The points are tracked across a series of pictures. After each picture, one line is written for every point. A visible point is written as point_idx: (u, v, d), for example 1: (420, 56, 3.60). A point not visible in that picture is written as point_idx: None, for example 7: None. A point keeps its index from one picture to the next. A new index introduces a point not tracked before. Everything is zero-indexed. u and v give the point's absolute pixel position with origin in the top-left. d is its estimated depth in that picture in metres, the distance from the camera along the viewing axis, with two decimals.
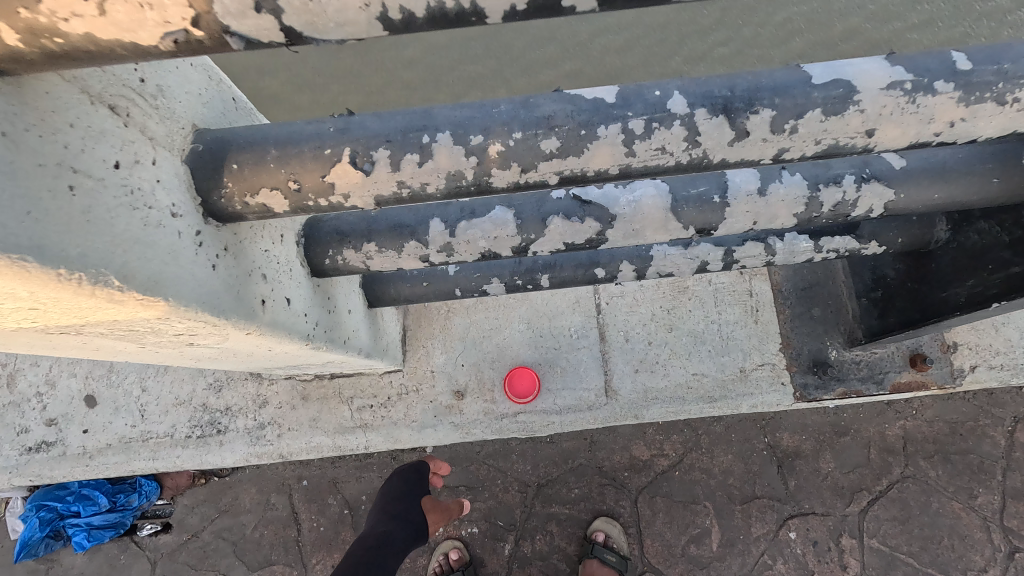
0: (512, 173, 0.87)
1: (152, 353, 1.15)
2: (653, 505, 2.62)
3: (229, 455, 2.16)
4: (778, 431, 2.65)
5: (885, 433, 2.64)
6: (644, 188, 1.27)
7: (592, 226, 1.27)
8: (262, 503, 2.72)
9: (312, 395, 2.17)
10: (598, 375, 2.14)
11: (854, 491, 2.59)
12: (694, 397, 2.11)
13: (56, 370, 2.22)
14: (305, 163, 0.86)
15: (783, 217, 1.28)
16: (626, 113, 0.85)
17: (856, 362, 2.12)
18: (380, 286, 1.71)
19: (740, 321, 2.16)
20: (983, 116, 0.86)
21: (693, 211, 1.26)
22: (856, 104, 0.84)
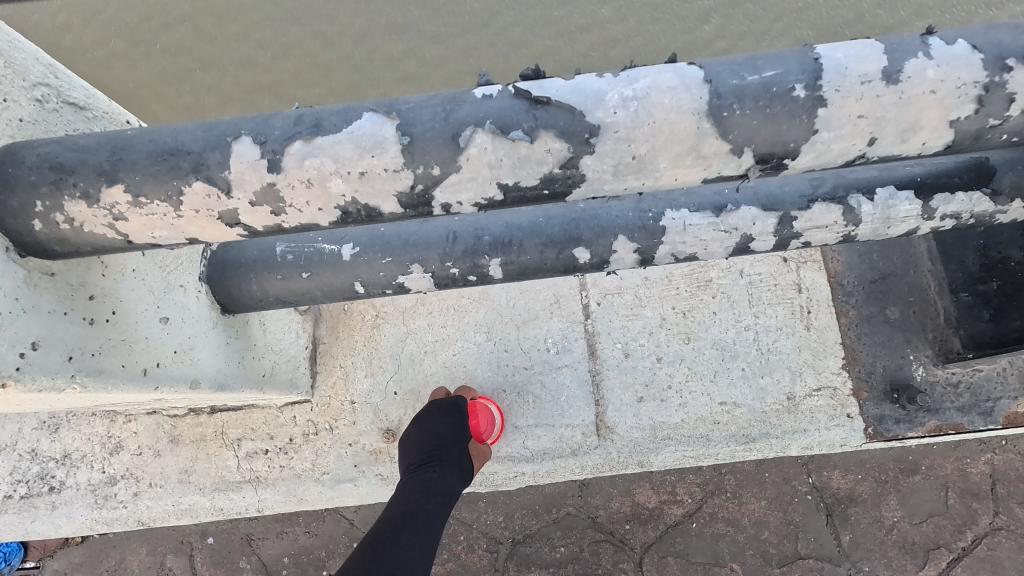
0: None
1: None
2: (664, 569, 1.98)
3: (66, 523, 1.53)
4: (826, 469, 2.02)
5: (967, 470, 2.01)
6: (653, 75, 0.64)
7: (552, 150, 0.64)
8: (153, 568, 2.08)
9: (184, 437, 1.54)
10: (586, 406, 1.51)
11: (928, 549, 1.97)
12: (723, 437, 1.48)
13: None
14: None
15: (927, 127, 0.65)
16: None
17: (953, 385, 1.49)
18: (235, 280, 1.09)
19: (786, 328, 1.53)
20: None
21: (752, 118, 0.63)
22: None
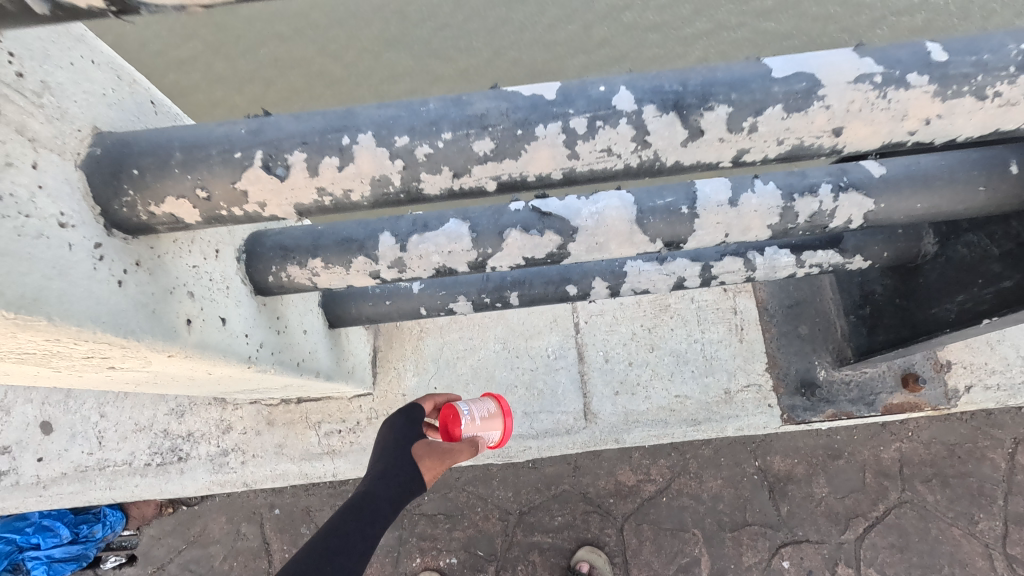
0: (445, 178, 0.79)
1: (77, 378, 1.09)
2: (640, 533, 2.50)
3: (190, 484, 2.06)
4: (769, 455, 2.55)
5: (881, 455, 2.54)
6: (607, 198, 1.19)
7: (553, 239, 1.18)
8: (232, 534, 2.59)
9: (278, 421, 2.07)
10: (577, 397, 2.04)
11: (850, 518, 2.48)
12: (678, 420, 2.01)
13: (12, 395, 2.13)
14: (214, 169, 0.78)
15: (756, 228, 1.20)
16: (569, 111, 0.76)
17: (847, 382, 2.02)
18: (342, 305, 1.64)
19: (725, 340, 2.07)
20: (966, 113, 0.77)
21: (660, 222, 1.18)
22: (821, 97, 0.75)
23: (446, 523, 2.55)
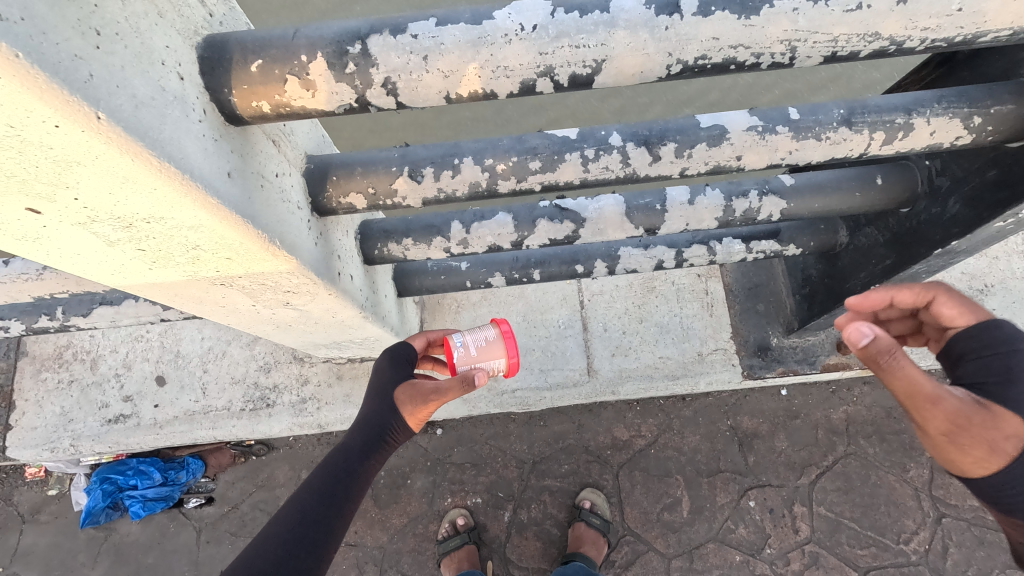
0: (511, 183, 1.36)
1: (256, 313, 1.64)
2: (632, 477, 3.04)
3: (276, 425, 2.60)
4: (739, 415, 3.09)
5: (831, 416, 3.08)
6: (606, 198, 1.76)
7: (569, 226, 1.74)
8: (294, 479, 3.12)
9: (346, 375, 2.61)
10: (581, 357, 2.60)
11: (804, 466, 3.02)
12: (661, 375, 2.57)
13: (133, 355, 2.69)
14: (378, 176, 1.34)
15: (707, 220, 1.75)
16: (583, 145, 1.33)
17: (793, 347, 2.58)
18: (408, 279, 2.19)
19: (698, 314, 2.62)
20: (812, 147, 1.34)
21: (642, 215, 1.75)
22: (728, 139, 1.32)
23: (472, 470, 3.09)
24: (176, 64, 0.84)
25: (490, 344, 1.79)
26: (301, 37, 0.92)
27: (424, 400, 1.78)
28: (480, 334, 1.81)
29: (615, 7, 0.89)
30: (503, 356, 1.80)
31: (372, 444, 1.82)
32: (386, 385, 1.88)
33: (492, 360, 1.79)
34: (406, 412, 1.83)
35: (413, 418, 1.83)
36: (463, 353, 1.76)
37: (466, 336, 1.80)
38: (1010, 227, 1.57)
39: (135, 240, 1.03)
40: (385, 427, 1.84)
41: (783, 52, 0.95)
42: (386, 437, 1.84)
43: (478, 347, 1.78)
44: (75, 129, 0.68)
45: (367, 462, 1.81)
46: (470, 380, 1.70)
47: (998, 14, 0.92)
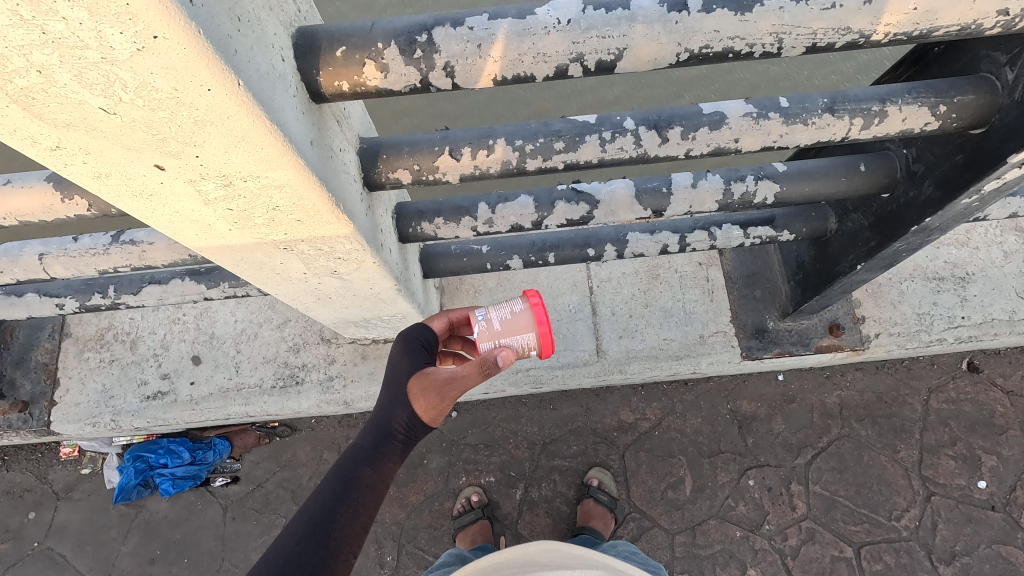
0: (537, 161, 1.55)
1: (304, 283, 1.83)
2: (638, 457, 3.14)
3: (304, 401, 2.77)
4: (739, 399, 3.20)
5: (825, 399, 3.17)
6: (618, 183, 1.95)
7: (584, 207, 1.94)
8: (316, 459, 3.17)
9: (370, 355, 2.79)
10: (591, 339, 2.78)
11: (801, 446, 3.10)
12: (665, 355, 2.75)
13: (170, 336, 2.87)
14: (422, 155, 1.53)
15: (708, 202, 1.95)
16: (601, 128, 1.53)
17: (789, 330, 2.77)
18: (433, 261, 2.38)
19: (700, 299, 2.81)
20: (800, 131, 1.54)
21: (649, 197, 1.94)
22: (727, 123, 1.52)
23: (485, 451, 3.21)
24: (281, 49, 1.05)
25: (514, 317, 1.80)
26: (378, 29, 1.12)
27: (440, 390, 1.65)
28: (504, 308, 1.82)
29: (634, 5, 1.10)
30: (530, 328, 1.80)
31: (385, 443, 1.68)
32: (398, 376, 1.75)
33: (518, 333, 1.79)
34: (420, 406, 1.68)
35: (428, 411, 1.68)
36: (487, 327, 1.79)
37: (490, 311, 1.82)
38: (976, 205, 1.76)
39: (227, 199, 1.22)
40: (399, 423, 1.70)
41: (771, 43, 1.15)
42: (401, 435, 1.70)
43: (501, 321, 1.80)
44: (221, 91, 0.88)
45: (380, 463, 1.66)
46: (490, 365, 1.66)
47: (948, 12, 1.12)
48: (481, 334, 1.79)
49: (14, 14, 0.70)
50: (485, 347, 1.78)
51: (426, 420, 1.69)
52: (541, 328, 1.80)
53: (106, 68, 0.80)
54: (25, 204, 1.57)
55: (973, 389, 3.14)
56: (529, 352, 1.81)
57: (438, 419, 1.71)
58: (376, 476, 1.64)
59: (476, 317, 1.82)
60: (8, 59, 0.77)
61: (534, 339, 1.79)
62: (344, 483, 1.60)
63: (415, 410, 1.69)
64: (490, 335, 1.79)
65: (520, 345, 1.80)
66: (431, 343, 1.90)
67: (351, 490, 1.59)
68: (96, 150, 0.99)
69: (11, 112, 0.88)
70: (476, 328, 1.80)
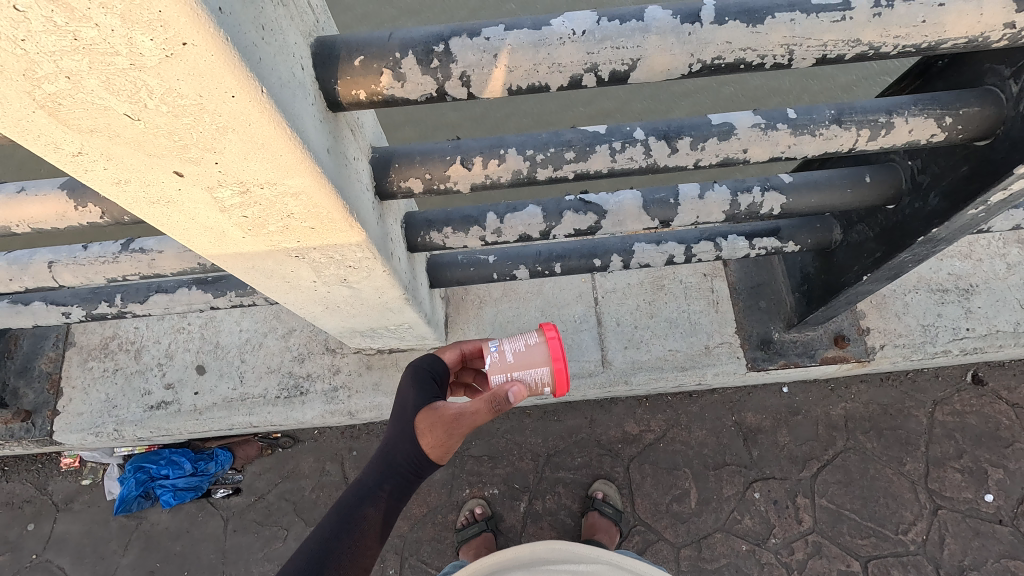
0: (548, 171, 1.56)
1: (313, 291, 1.83)
2: (642, 470, 3.11)
3: (309, 411, 2.76)
4: (744, 411, 3.17)
5: (830, 412, 3.15)
6: (625, 193, 1.97)
7: (592, 217, 1.95)
8: (319, 470, 3.13)
9: (375, 365, 2.79)
10: (596, 349, 2.78)
11: (806, 459, 3.07)
12: (671, 366, 2.74)
13: (175, 345, 2.87)
14: (434, 164, 1.55)
15: (715, 213, 1.96)
16: (611, 138, 1.55)
17: (794, 341, 2.78)
18: (439, 271, 2.39)
19: (705, 310, 2.82)
20: (808, 142, 1.56)
21: (657, 208, 1.96)
22: (736, 134, 1.54)
23: (489, 462, 3.17)
24: (301, 58, 1.06)
25: (527, 350, 1.79)
26: (396, 39, 1.14)
27: (447, 427, 1.63)
28: (518, 340, 1.81)
29: (648, 17, 1.12)
30: (543, 363, 1.78)
31: (390, 480, 1.73)
32: (405, 411, 1.76)
33: (531, 367, 1.77)
34: (427, 442, 1.68)
35: (436, 448, 1.68)
36: (500, 359, 1.78)
37: (504, 343, 1.82)
38: (982, 215, 1.78)
39: (243, 206, 1.23)
40: (404, 461, 1.72)
41: (783, 54, 1.17)
42: (405, 472, 1.73)
43: (514, 353, 1.78)
44: (245, 98, 0.89)
45: (384, 500, 1.72)
46: (500, 400, 1.62)
47: (955, 25, 1.14)
48: (494, 365, 1.77)
49: (48, 20, 0.71)
50: (498, 379, 1.77)
51: (433, 456, 1.69)
52: (554, 363, 1.79)
53: (133, 74, 0.81)
54: (39, 211, 1.58)
55: (978, 402, 3.13)
56: (541, 388, 1.79)
57: (446, 455, 1.70)
58: (380, 512, 1.71)
59: (490, 349, 1.81)
60: (38, 65, 0.78)
61: (548, 373, 1.77)
62: (348, 519, 1.68)
63: (422, 447, 1.69)
64: (502, 367, 1.77)
65: (532, 379, 1.78)
66: (442, 375, 1.88)
67: (354, 527, 1.67)
68: (117, 156, 1.00)
69: (36, 118, 0.89)
70: (489, 359, 1.79)
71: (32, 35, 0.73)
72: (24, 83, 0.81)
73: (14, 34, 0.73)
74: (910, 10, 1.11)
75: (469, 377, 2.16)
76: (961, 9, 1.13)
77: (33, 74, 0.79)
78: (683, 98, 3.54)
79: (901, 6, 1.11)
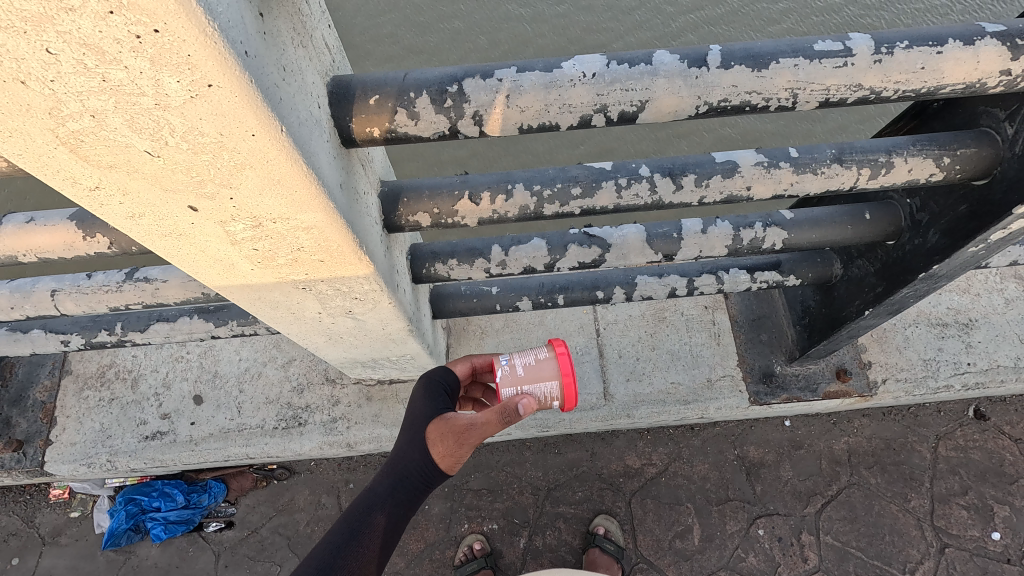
0: (555, 206, 1.58)
1: (318, 322, 1.83)
2: (644, 505, 3.05)
3: (306, 443, 2.72)
4: (746, 445, 3.14)
5: (833, 446, 3.12)
6: (629, 227, 1.99)
7: (596, 250, 1.96)
8: (315, 503, 3.07)
9: (375, 396, 2.76)
10: (598, 382, 2.76)
11: (810, 495, 3.02)
12: (673, 400, 2.72)
13: (173, 374, 2.85)
14: (442, 198, 1.57)
15: (718, 247, 1.97)
16: (617, 175, 1.57)
17: (796, 375, 2.77)
18: (442, 301, 2.39)
19: (707, 343, 2.82)
20: (810, 180, 1.59)
21: (660, 242, 1.97)
22: (739, 172, 1.57)
23: (488, 496, 3.11)
24: (318, 96, 1.09)
25: (537, 365, 1.80)
26: (410, 79, 1.17)
27: (459, 437, 1.61)
28: (528, 355, 1.83)
29: (656, 61, 1.15)
30: (553, 377, 1.79)
31: (401, 489, 1.67)
32: (416, 420, 1.73)
33: (541, 381, 1.78)
34: (438, 451, 1.65)
35: (446, 458, 1.65)
36: (510, 373, 1.79)
37: (514, 357, 1.83)
38: (981, 252, 1.79)
39: (254, 240, 1.24)
40: (416, 470, 1.67)
41: (787, 98, 1.20)
42: (416, 482, 1.68)
43: (525, 368, 1.79)
44: (264, 137, 0.91)
45: (394, 508, 1.67)
46: (510, 413, 1.62)
47: (953, 72, 1.18)
48: (504, 379, 1.77)
49: (79, 62, 0.73)
50: (509, 393, 1.77)
51: (444, 467, 1.66)
52: (564, 378, 1.80)
53: (157, 114, 0.83)
54: (47, 241, 1.58)
55: (981, 437, 3.11)
56: (551, 402, 1.80)
57: (456, 466, 1.67)
58: (389, 521, 1.66)
59: (500, 363, 1.81)
60: (64, 104, 0.79)
61: (558, 389, 1.79)
62: (357, 527, 1.63)
63: (432, 456, 1.66)
64: (512, 380, 1.77)
65: (542, 393, 1.79)
66: (453, 388, 1.86)
67: (362, 536, 1.61)
68: (133, 191, 1.01)
69: (57, 154, 0.90)
70: (499, 372, 1.79)
71: (62, 76, 0.75)
72: (48, 121, 0.82)
73: (44, 75, 0.74)
74: (909, 57, 1.15)
75: (478, 392, 2.17)
76: (959, 56, 1.17)
77: (58, 112, 0.80)
78: (680, 135, 3.62)
79: (901, 54, 1.15)
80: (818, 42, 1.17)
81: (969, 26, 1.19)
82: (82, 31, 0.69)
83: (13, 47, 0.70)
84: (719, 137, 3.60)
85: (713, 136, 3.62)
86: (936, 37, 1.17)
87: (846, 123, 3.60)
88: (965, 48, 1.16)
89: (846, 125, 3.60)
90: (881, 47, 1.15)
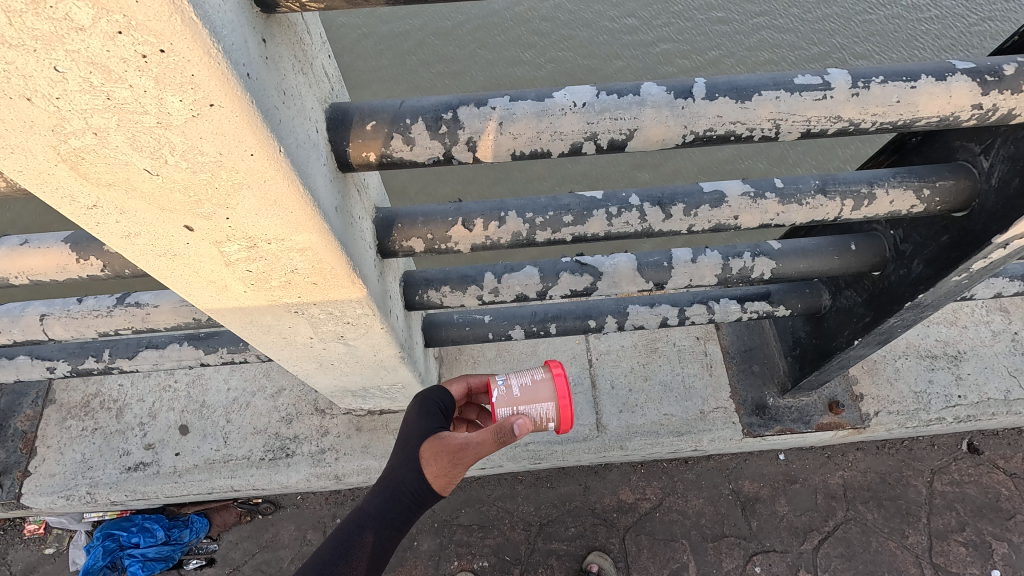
0: (547, 233, 1.61)
1: (309, 348, 1.82)
2: (639, 542, 2.97)
3: (294, 474, 2.67)
4: (740, 479, 3.10)
5: (828, 480, 3.09)
6: (620, 256, 2.01)
7: (588, 278, 1.98)
8: (299, 539, 2.98)
9: (365, 427, 2.72)
10: (592, 413, 2.74)
11: (807, 530, 2.97)
12: (667, 431, 2.70)
13: (159, 404, 2.80)
14: (435, 224, 1.59)
15: (708, 276, 2.00)
16: (607, 203, 1.61)
17: (788, 406, 2.76)
18: (435, 329, 2.39)
19: (699, 374, 2.82)
20: (795, 211, 1.63)
21: (650, 270, 1.99)
22: (726, 202, 1.61)
23: (479, 532, 3.03)
24: (316, 121, 1.12)
25: (534, 385, 1.80)
26: (407, 106, 1.21)
27: (453, 456, 1.59)
28: (525, 375, 1.83)
29: (644, 92, 1.20)
30: (550, 398, 1.79)
31: (392, 508, 1.63)
32: (410, 439, 1.70)
33: (538, 402, 1.78)
34: (431, 471, 1.62)
35: (440, 478, 1.62)
36: (507, 393, 1.78)
37: (511, 377, 1.83)
38: (965, 281, 1.83)
39: (248, 261, 1.24)
40: (408, 489, 1.64)
41: (770, 128, 1.24)
42: (408, 502, 1.64)
43: (521, 388, 1.79)
44: (262, 157, 0.93)
45: (384, 529, 1.62)
46: (506, 432, 1.61)
47: (927, 106, 1.23)
48: (501, 400, 1.77)
49: (85, 81, 0.75)
50: (504, 414, 1.76)
51: (437, 487, 1.63)
52: (560, 399, 1.79)
53: (159, 132, 0.85)
54: (40, 263, 1.58)
55: (976, 471, 3.09)
56: (546, 424, 1.79)
57: (449, 487, 1.64)
58: (377, 542, 1.61)
59: (497, 383, 1.81)
60: (68, 121, 0.81)
61: (554, 410, 1.78)
62: (344, 545, 1.57)
63: (426, 476, 1.63)
64: (509, 401, 1.77)
65: (538, 414, 1.78)
66: (449, 407, 1.86)
67: (349, 556, 1.56)
68: (131, 210, 1.02)
69: (57, 171, 0.91)
70: (496, 392, 1.79)
71: (68, 94, 0.77)
72: (51, 138, 0.84)
73: (50, 93, 0.76)
74: (885, 91, 1.21)
75: (473, 414, 2.15)
76: (932, 91, 1.22)
77: (61, 130, 0.82)
78: (669, 168, 3.71)
79: (877, 88, 1.21)
80: (798, 76, 1.22)
81: (940, 63, 1.25)
82: (90, 50, 0.71)
83: (21, 64, 0.72)
84: (706, 170, 3.69)
85: (702, 169, 3.71)
86: (909, 73, 1.22)
87: (831, 158, 3.70)
88: (938, 83, 1.22)
89: (831, 160, 3.70)
90: (858, 81, 1.21)
